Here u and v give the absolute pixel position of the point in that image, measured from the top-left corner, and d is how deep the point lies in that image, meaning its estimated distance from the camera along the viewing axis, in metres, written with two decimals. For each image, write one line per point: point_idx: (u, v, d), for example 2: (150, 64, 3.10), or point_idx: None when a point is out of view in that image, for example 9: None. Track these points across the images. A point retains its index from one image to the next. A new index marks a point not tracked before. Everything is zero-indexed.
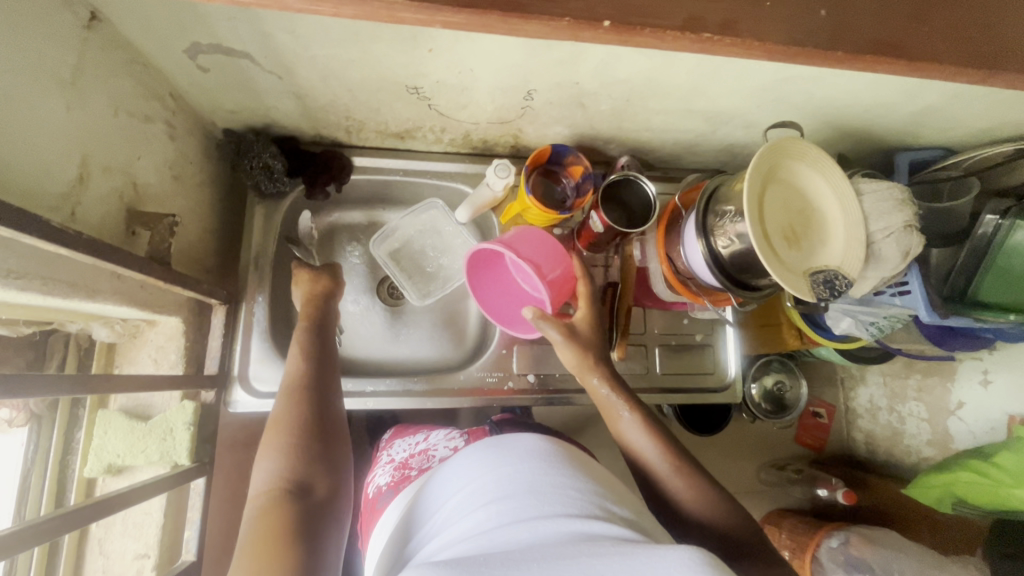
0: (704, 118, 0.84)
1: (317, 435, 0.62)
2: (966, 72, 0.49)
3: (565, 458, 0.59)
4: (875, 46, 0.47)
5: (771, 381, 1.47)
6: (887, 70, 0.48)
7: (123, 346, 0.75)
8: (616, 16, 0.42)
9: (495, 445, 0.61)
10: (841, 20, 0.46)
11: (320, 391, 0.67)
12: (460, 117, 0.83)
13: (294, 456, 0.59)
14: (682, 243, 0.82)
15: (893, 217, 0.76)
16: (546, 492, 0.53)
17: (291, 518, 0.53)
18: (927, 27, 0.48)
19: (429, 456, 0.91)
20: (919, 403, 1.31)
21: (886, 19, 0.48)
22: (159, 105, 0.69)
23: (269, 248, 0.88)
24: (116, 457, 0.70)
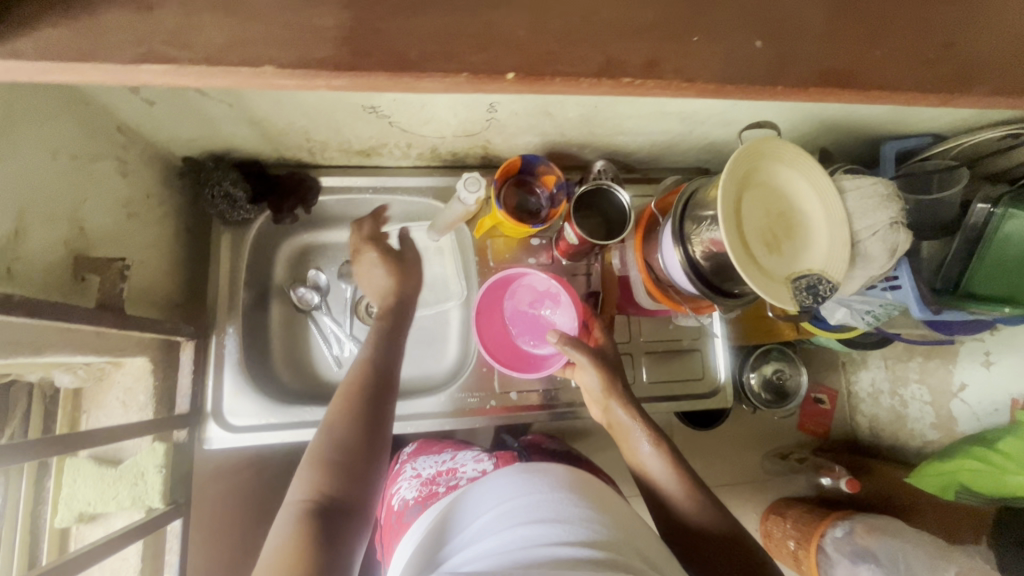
0: (678, 119, 0.81)
1: (361, 449, 0.62)
2: (918, 92, 0.51)
3: (590, 490, 0.62)
4: (822, 74, 0.50)
5: (770, 369, 1.41)
6: (839, 96, 0.50)
7: (90, 390, 0.73)
8: (519, 68, 0.45)
9: (525, 471, 0.64)
10: (780, 52, 0.49)
11: (369, 400, 0.67)
12: (424, 132, 0.80)
13: (336, 471, 0.59)
14: (660, 250, 0.80)
15: (878, 214, 0.73)
16: (570, 521, 0.56)
17: (316, 531, 0.54)
18: (877, 52, 0.51)
19: (458, 475, 0.90)
20: (921, 386, 1.30)
21: (832, 51, 0.50)
22: (107, 142, 0.67)
23: (238, 276, 0.86)
24: (87, 505, 0.68)
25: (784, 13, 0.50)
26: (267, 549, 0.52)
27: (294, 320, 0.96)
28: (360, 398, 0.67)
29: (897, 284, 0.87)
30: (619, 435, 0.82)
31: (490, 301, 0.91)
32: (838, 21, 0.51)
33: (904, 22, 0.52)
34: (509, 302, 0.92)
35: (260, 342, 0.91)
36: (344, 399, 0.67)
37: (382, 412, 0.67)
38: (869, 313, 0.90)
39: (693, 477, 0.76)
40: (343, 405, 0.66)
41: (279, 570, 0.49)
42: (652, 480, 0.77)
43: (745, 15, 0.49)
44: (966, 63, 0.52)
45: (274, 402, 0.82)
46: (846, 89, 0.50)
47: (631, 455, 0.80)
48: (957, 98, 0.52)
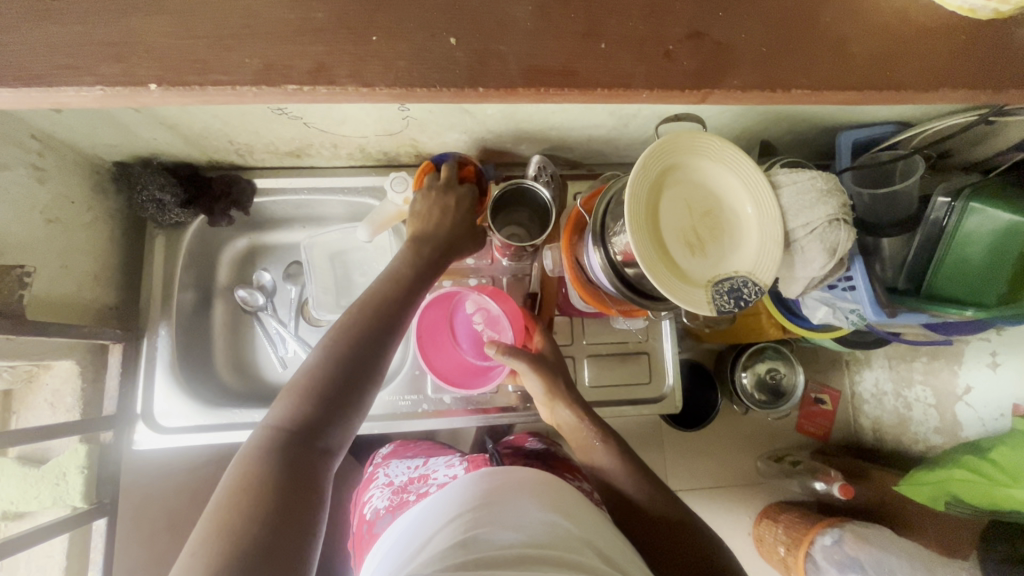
0: (608, 112, 0.77)
1: (346, 387, 0.58)
2: (647, 89, 0.50)
3: (555, 496, 0.66)
4: (529, 73, 0.49)
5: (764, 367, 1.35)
6: (562, 96, 0.50)
7: (19, 392, 0.76)
8: (161, 77, 0.46)
9: (490, 478, 0.68)
10: (478, 49, 0.49)
11: (371, 336, 0.61)
12: (345, 132, 0.78)
13: (318, 403, 0.56)
14: (586, 250, 0.76)
15: (814, 211, 0.68)
16: (532, 524, 0.60)
17: (286, 466, 0.52)
18: (602, 45, 0.50)
19: (429, 481, 0.89)
20: (925, 387, 1.22)
21: (545, 46, 0.49)
22: (18, 151, 0.68)
23: (174, 279, 0.87)
24: (11, 503, 0.71)
25: (490, 4, 0.49)
26: (232, 472, 0.50)
27: (239, 319, 0.97)
28: (362, 338, 0.60)
29: (853, 284, 0.80)
30: (567, 434, 0.81)
31: (430, 324, 0.87)
32: (546, 15, 0.49)
33: (638, 15, 0.50)
34: (453, 321, 0.88)
35: (204, 343, 0.92)
36: (340, 334, 0.60)
37: (377, 353, 0.61)
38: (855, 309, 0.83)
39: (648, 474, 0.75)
40: (339, 337, 0.60)
41: (233, 501, 0.48)
42: (606, 477, 0.76)
43: (446, 8, 0.49)
44: (716, 53, 0.51)
45: (208, 405, 0.83)
46: (567, 88, 0.49)
47: (581, 453, 0.80)
48: (713, 94, 0.51)
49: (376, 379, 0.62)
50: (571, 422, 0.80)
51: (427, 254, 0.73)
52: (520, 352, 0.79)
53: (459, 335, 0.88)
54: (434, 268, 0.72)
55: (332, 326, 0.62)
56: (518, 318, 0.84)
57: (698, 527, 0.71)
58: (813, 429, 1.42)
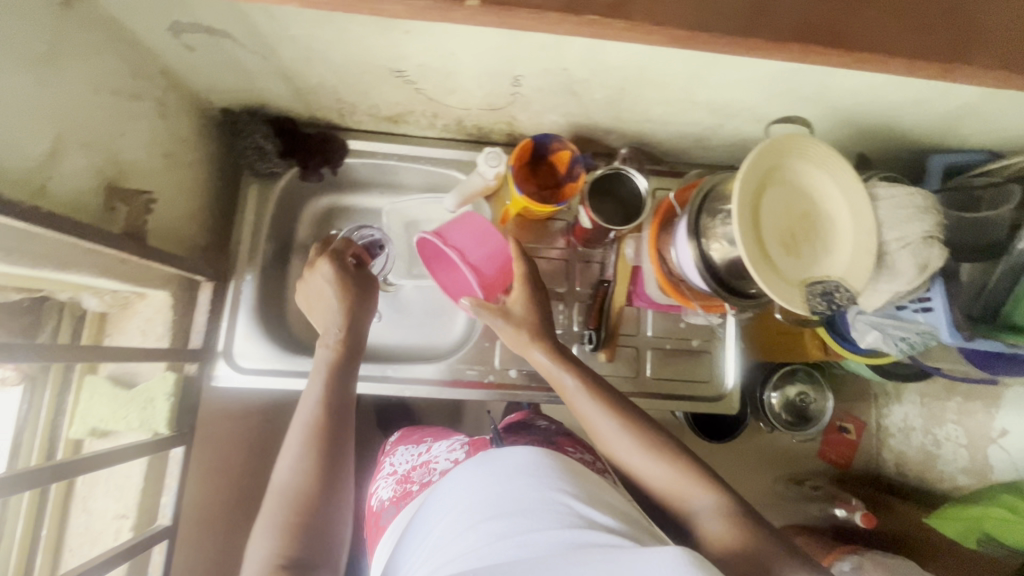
0: (708, 110, 0.78)
1: (315, 506, 0.63)
2: (909, 62, 0.48)
3: (557, 469, 0.61)
4: (804, 28, 0.47)
5: (795, 391, 1.34)
6: (828, 57, 0.48)
7: (114, 316, 0.78)
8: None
9: (483, 461, 0.62)
10: (757, 1, 0.47)
11: (325, 441, 0.68)
12: (450, 102, 0.80)
13: (297, 532, 0.60)
14: (674, 242, 0.78)
15: (910, 226, 0.69)
16: (536, 506, 0.55)
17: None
18: (871, 12, 0.48)
19: (431, 469, 0.83)
20: (958, 427, 1.17)
21: (820, 2, 0.47)
22: (148, 83, 0.70)
23: (262, 228, 0.90)
24: (100, 421, 0.73)
25: None
26: None
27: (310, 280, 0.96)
28: (314, 450, 0.67)
29: (929, 305, 0.81)
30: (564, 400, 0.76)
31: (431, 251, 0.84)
32: None
33: None
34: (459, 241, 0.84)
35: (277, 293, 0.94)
36: (291, 459, 0.66)
37: (334, 466, 0.67)
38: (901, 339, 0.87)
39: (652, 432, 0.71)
40: (297, 453, 0.66)
41: None
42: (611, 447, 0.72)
43: None
44: (979, 33, 0.49)
45: (284, 351, 0.86)
46: (833, 50, 0.48)
47: (588, 431, 0.75)
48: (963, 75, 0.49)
49: (345, 488, 0.67)
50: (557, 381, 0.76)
51: (341, 348, 0.75)
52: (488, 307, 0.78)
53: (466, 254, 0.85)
54: (353, 355, 0.76)
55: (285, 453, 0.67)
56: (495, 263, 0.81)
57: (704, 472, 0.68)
58: (836, 457, 1.44)
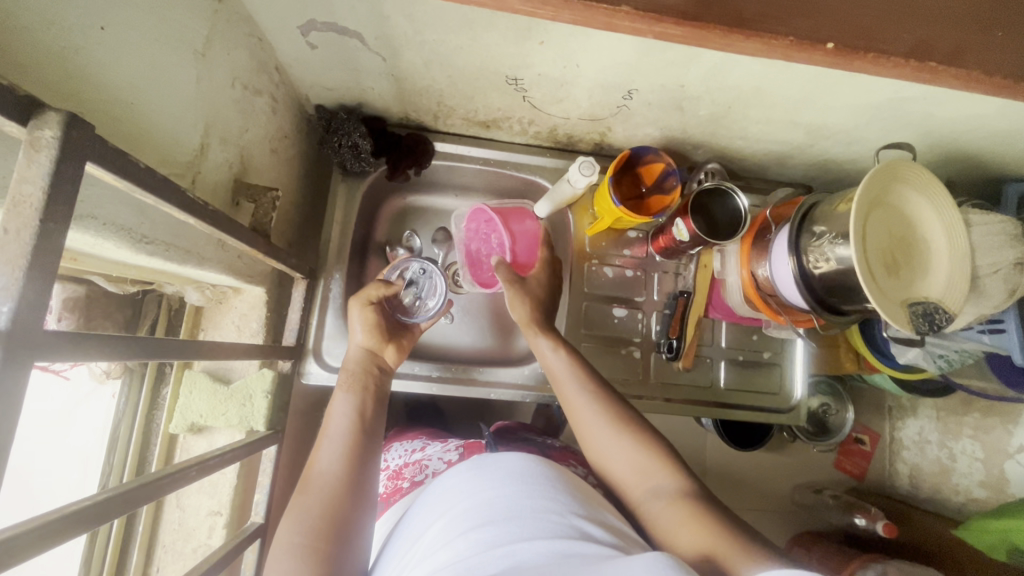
0: (804, 131, 0.80)
1: (337, 534, 0.57)
2: None
3: (550, 480, 0.56)
4: None
5: (815, 401, 1.34)
6: None
7: (209, 311, 0.77)
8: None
9: (477, 467, 0.58)
10: None
11: (351, 444, 0.65)
12: (552, 110, 0.81)
13: (315, 560, 0.54)
14: (768, 258, 0.80)
15: (1004, 253, 0.72)
16: (526, 515, 0.49)
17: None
18: None
19: (424, 468, 0.78)
20: (976, 441, 1.13)
21: None
22: (266, 79, 0.70)
23: (348, 226, 0.90)
24: (199, 417, 0.73)
25: None
26: None
27: None
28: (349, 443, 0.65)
29: (1000, 328, 0.82)
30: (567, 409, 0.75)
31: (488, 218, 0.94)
32: None
33: None
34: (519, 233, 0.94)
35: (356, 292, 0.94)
36: (307, 482, 0.62)
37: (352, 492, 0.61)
38: (941, 356, 0.93)
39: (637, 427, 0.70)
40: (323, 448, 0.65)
41: None
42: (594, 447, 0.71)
43: None
44: None
45: None
46: None
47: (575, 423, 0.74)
48: None
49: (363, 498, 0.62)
50: (566, 383, 0.76)
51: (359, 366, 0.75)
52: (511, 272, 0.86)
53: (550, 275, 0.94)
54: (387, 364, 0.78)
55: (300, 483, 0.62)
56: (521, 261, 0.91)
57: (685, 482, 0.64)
58: (851, 467, 1.42)
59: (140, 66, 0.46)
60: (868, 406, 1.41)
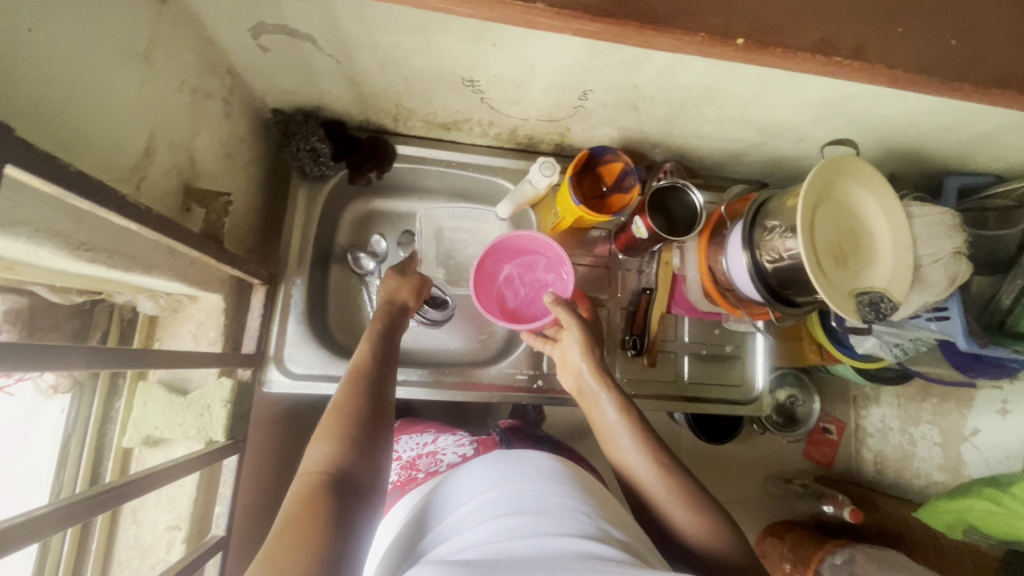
0: (756, 129, 0.83)
1: (371, 432, 0.62)
2: None
3: (574, 480, 0.58)
4: (1005, 80, 0.47)
5: (783, 393, 1.36)
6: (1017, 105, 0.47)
7: (165, 320, 0.75)
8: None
9: (505, 459, 0.60)
10: (973, 49, 0.46)
11: (376, 377, 0.68)
12: (511, 112, 0.82)
13: (348, 445, 0.59)
14: (726, 254, 0.82)
15: (942, 243, 0.75)
16: (553, 510, 0.52)
17: (326, 503, 0.53)
18: None
19: (437, 460, 0.84)
20: (933, 426, 1.17)
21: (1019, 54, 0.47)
22: (218, 82, 0.68)
23: (309, 230, 0.89)
24: (154, 429, 0.71)
25: None
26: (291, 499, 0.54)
27: (349, 284, 0.96)
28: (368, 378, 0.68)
29: (945, 315, 0.85)
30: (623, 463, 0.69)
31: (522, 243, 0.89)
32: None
33: None
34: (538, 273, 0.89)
35: (320, 298, 0.93)
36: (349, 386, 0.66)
37: (384, 401, 0.66)
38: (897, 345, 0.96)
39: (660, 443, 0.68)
40: (348, 386, 0.66)
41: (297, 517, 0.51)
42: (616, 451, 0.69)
43: None
44: None
45: (333, 356, 0.85)
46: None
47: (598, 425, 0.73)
48: None
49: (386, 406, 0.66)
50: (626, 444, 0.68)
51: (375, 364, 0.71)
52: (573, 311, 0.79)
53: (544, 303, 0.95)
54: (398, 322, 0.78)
55: (339, 392, 0.65)
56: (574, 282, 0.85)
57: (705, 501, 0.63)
58: (819, 456, 1.44)
59: (74, 70, 0.45)
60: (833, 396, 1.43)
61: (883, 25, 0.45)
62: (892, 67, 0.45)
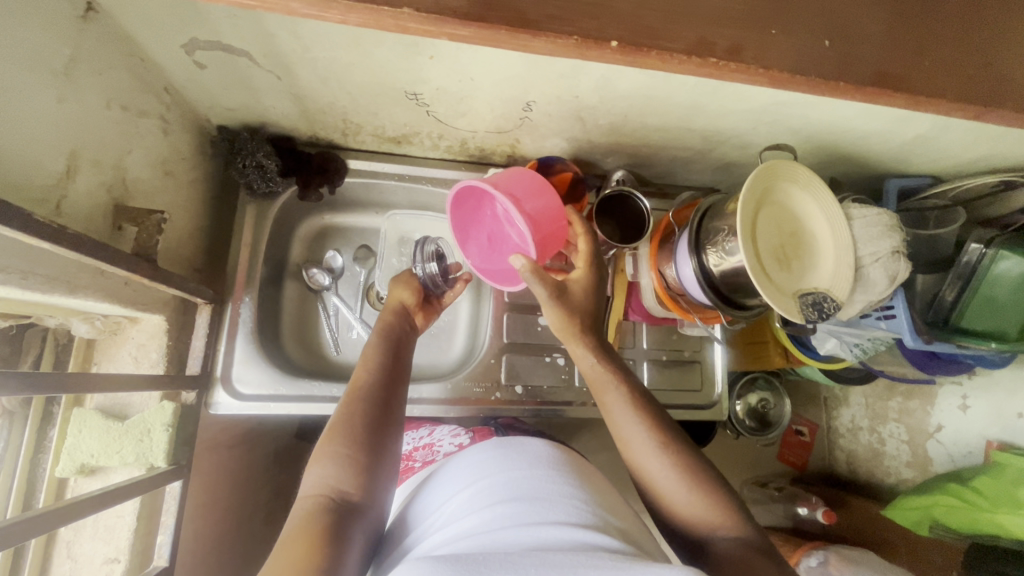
0: (701, 137, 0.84)
1: (374, 448, 0.61)
2: (964, 106, 0.50)
3: (572, 468, 0.57)
4: (877, 77, 0.49)
5: (755, 398, 1.32)
6: (888, 100, 0.49)
7: (102, 343, 0.72)
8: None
9: (503, 445, 0.59)
10: (844, 50, 0.48)
11: (387, 387, 0.68)
12: (459, 124, 0.82)
13: (351, 465, 0.58)
14: (674, 260, 0.83)
15: (881, 242, 0.75)
16: (551, 498, 0.51)
17: (328, 527, 0.52)
18: (928, 63, 0.50)
19: (434, 450, 0.83)
20: (900, 424, 1.18)
21: (892, 54, 0.49)
22: (153, 100, 0.68)
23: (259, 248, 0.87)
24: (90, 457, 0.68)
25: None
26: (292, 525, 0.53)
27: (306, 301, 0.95)
28: (378, 373, 0.69)
29: (892, 313, 0.86)
30: (614, 431, 0.67)
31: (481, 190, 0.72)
32: (895, 24, 0.49)
33: (965, 31, 0.50)
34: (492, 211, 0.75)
35: (273, 317, 0.91)
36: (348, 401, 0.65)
37: (391, 416, 0.65)
38: (857, 345, 0.96)
39: (660, 421, 0.66)
40: (360, 395, 0.65)
41: (301, 548, 0.49)
42: (619, 435, 0.67)
43: None
44: (1010, 80, 0.51)
45: (284, 374, 0.84)
46: (898, 93, 0.49)
47: (601, 404, 0.69)
48: (995, 116, 0.51)
49: (399, 420, 0.66)
50: (621, 415, 0.66)
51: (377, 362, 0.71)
52: (546, 281, 0.68)
53: (511, 317, 0.94)
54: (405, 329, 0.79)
55: (343, 394, 0.66)
56: (546, 219, 0.72)
57: (707, 473, 0.62)
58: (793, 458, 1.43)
59: None
60: (803, 397, 1.44)
61: (766, 26, 0.47)
62: (767, 67, 0.46)
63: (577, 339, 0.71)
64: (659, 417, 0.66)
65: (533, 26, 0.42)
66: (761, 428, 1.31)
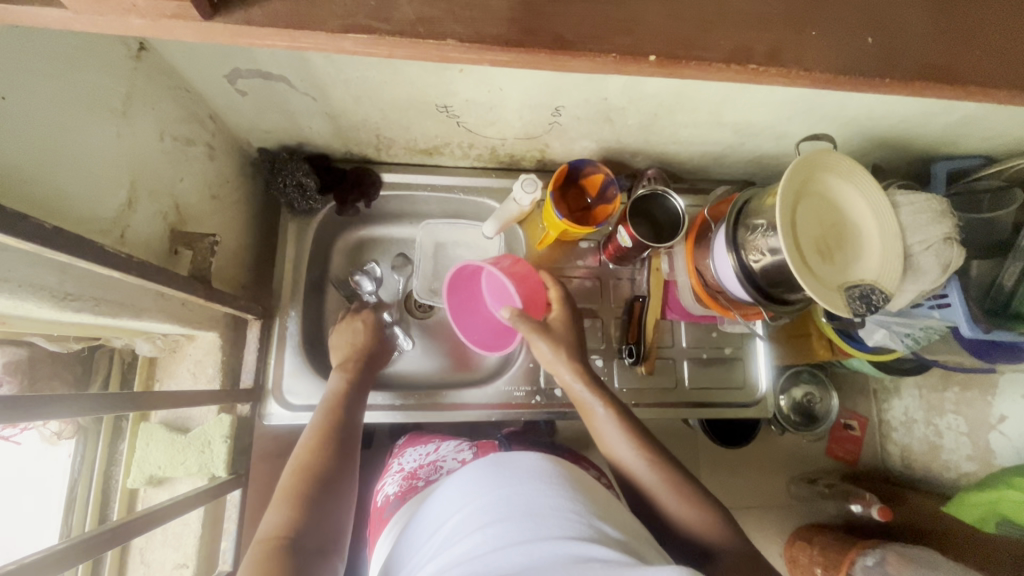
0: (734, 130, 0.83)
1: (326, 490, 0.60)
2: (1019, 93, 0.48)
3: (566, 481, 0.56)
4: (922, 69, 0.47)
5: (800, 392, 1.29)
6: (933, 94, 0.47)
7: (164, 360, 0.77)
8: (398, 27, 0.41)
9: (497, 462, 0.58)
10: (886, 45, 0.47)
11: (342, 425, 0.69)
12: (488, 133, 0.83)
13: (302, 510, 0.57)
14: (712, 256, 0.82)
15: (932, 229, 0.72)
16: (544, 516, 0.50)
17: (281, 570, 0.50)
18: (978, 52, 0.48)
19: (439, 468, 0.81)
20: (958, 416, 1.12)
21: (936, 40, 0.48)
22: (200, 128, 0.71)
23: (301, 263, 0.91)
24: (157, 469, 0.72)
25: None
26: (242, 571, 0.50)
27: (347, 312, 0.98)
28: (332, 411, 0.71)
29: (945, 302, 0.81)
30: (601, 447, 0.69)
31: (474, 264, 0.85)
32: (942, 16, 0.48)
33: (1012, 13, 0.48)
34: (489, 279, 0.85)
35: (318, 328, 0.94)
36: (319, 433, 0.67)
37: (344, 454, 0.66)
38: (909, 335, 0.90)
39: (644, 434, 0.67)
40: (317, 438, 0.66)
41: None
42: (607, 451, 0.68)
43: None
44: None
45: (330, 385, 0.86)
46: (944, 84, 0.47)
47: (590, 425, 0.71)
48: None
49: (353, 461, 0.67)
50: (607, 430, 0.68)
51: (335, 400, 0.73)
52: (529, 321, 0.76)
53: None
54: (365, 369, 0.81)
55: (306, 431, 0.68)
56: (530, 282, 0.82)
57: (693, 484, 0.63)
58: (842, 454, 1.37)
59: (50, 131, 0.48)
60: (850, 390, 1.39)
61: (800, 30, 0.46)
62: (805, 71, 0.45)
63: (564, 362, 0.74)
64: (641, 428, 0.68)
65: (561, 40, 0.42)
66: (808, 423, 1.27)
